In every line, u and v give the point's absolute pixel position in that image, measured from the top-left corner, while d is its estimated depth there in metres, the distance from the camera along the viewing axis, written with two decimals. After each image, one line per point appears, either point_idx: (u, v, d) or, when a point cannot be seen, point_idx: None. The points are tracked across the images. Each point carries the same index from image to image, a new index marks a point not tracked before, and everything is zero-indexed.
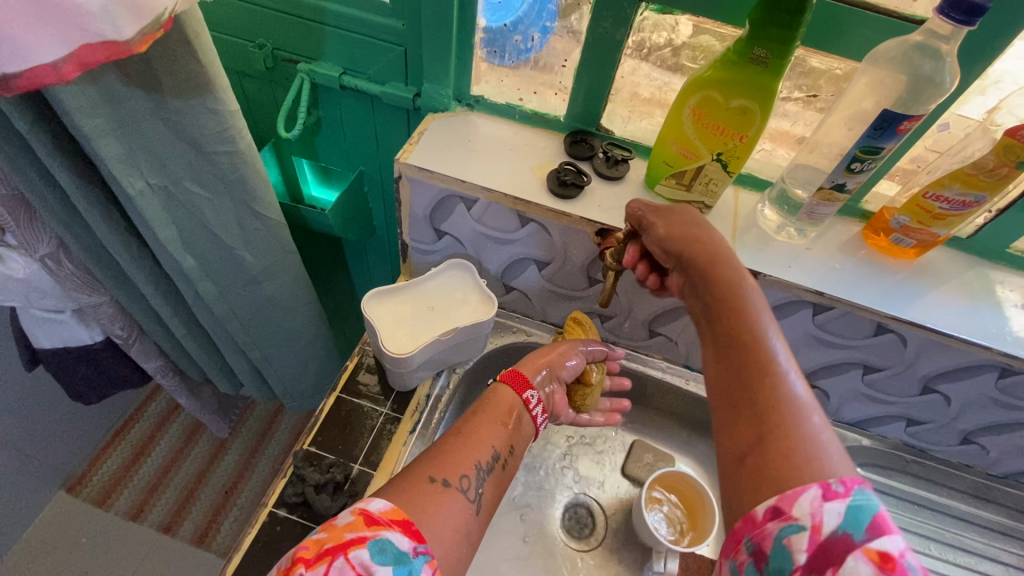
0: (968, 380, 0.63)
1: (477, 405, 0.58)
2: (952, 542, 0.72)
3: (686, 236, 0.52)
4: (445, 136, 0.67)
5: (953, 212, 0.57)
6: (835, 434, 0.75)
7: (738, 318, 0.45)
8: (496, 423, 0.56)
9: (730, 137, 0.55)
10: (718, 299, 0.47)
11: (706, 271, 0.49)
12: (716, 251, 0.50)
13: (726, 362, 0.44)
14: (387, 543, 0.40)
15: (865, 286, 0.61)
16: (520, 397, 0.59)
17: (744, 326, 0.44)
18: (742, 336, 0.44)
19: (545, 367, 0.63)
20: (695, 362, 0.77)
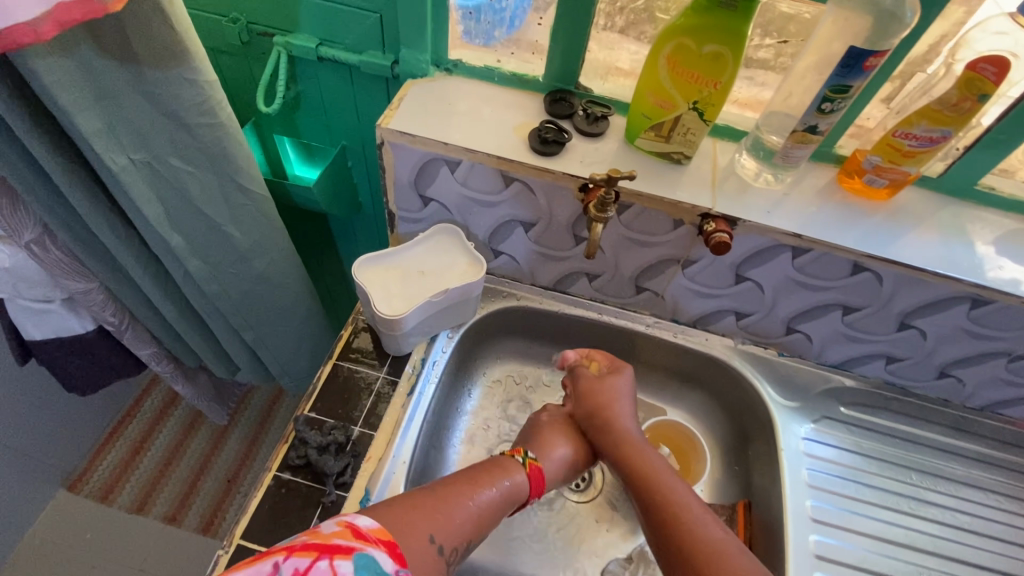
0: (943, 313, 0.65)
1: (474, 467, 0.61)
2: (932, 472, 0.74)
3: (604, 425, 0.69)
4: (425, 101, 0.68)
5: (922, 149, 0.59)
6: (819, 377, 0.77)
7: (657, 493, 0.62)
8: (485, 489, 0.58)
9: (705, 84, 0.56)
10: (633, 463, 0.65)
11: (620, 451, 0.67)
12: (619, 434, 0.68)
13: (658, 528, 0.60)
14: (372, 557, 0.42)
15: (840, 227, 0.63)
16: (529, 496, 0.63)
17: (652, 477, 0.63)
18: (661, 505, 0.61)
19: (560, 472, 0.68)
20: (683, 316, 0.79)
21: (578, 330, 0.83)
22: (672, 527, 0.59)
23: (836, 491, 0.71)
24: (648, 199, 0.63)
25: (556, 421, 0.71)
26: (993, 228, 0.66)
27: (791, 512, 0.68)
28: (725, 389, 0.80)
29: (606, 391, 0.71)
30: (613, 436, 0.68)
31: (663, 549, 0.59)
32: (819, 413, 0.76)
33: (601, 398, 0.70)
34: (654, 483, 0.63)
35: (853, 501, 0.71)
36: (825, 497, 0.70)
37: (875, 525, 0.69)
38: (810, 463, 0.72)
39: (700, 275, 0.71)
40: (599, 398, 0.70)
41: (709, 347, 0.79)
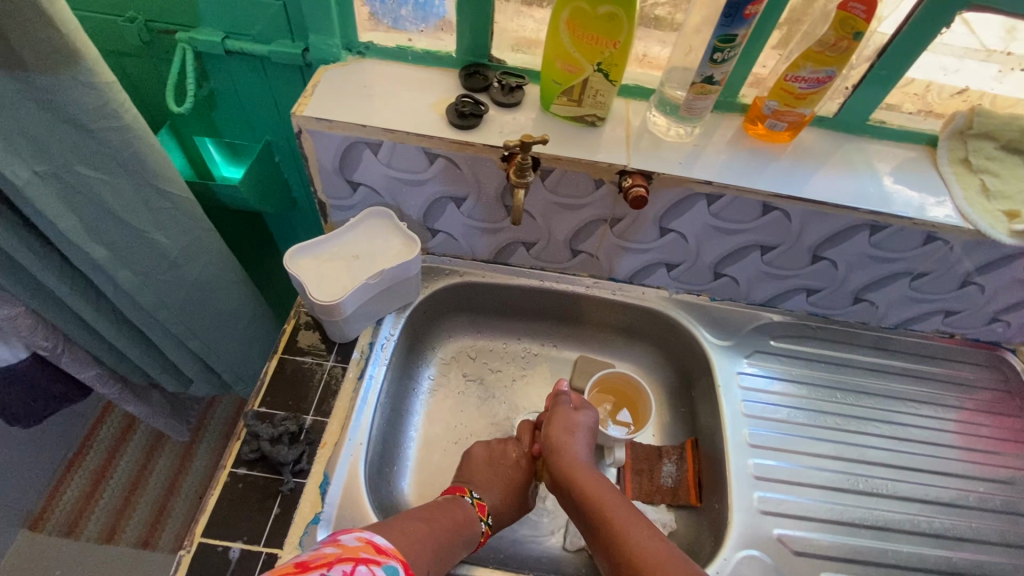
0: (848, 242, 0.70)
1: (434, 513, 0.62)
2: (858, 389, 0.81)
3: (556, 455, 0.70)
4: (340, 86, 0.68)
5: (811, 91, 0.63)
6: (748, 316, 0.83)
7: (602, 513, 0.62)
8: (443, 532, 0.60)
9: (605, 45, 0.58)
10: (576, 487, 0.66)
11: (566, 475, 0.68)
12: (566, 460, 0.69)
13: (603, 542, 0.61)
14: (394, 569, 0.49)
15: (748, 172, 0.67)
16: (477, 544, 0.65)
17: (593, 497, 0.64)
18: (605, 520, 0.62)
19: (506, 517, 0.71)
20: (619, 274, 0.82)
21: (523, 299, 0.86)
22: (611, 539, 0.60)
23: (772, 416, 0.76)
24: (567, 162, 0.65)
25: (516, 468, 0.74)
26: (886, 158, 0.72)
27: (732, 440, 0.73)
28: (667, 338, 0.85)
29: (561, 424, 0.73)
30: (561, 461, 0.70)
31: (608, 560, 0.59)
32: (751, 348, 0.81)
33: (553, 431, 0.72)
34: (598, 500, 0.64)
35: (788, 424, 0.76)
36: (763, 422, 0.76)
37: (809, 443, 0.75)
38: (748, 394, 0.78)
39: (628, 232, 0.74)
40: (553, 430, 0.72)
41: (645, 301, 0.83)
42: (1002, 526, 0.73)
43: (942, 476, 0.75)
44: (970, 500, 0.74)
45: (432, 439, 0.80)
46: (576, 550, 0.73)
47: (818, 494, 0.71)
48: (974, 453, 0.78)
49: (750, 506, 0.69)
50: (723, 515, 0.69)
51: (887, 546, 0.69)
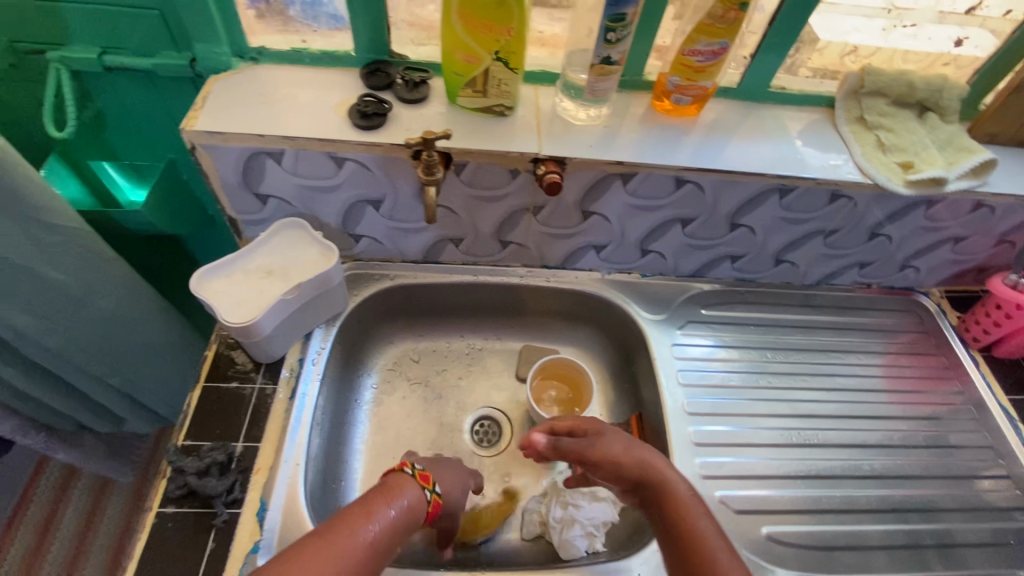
0: (760, 208, 0.73)
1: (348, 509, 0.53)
2: (787, 347, 0.84)
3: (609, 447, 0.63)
4: (233, 95, 0.64)
5: (709, 63, 0.64)
6: (678, 288, 0.85)
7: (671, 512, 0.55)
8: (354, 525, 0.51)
9: (500, 33, 0.58)
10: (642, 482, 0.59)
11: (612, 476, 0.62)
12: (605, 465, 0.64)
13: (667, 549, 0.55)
14: None
15: (658, 148, 0.68)
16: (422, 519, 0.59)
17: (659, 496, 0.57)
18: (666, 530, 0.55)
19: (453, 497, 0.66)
20: (551, 260, 0.82)
21: (461, 295, 0.85)
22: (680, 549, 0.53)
23: (707, 381, 0.79)
24: (478, 154, 0.64)
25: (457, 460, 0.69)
26: (789, 123, 0.74)
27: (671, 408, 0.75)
28: (605, 318, 0.86)
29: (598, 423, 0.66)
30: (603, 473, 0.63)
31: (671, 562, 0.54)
32: (684, 319, 0.83)
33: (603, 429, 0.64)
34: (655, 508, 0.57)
35: (723, 387, 0.79)
36: (699, 388, 0.78)
37: (744, 404, 0.78)
38: (686, 362, 0.80)
39: (552, 218, 0.74)
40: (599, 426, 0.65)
41: (579, 284, 0.84)
42: (925, 459, 0.77)
43: (868, 419, 0.80)
44: (895, 439, 0.78)
45: (380, 448, 0.79)
46: (533, 539, 0.73)
47: (755, 452, 0.74)
48: (895, 394, 0.82)
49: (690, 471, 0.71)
50: None
51: (824, 493, 0.73)
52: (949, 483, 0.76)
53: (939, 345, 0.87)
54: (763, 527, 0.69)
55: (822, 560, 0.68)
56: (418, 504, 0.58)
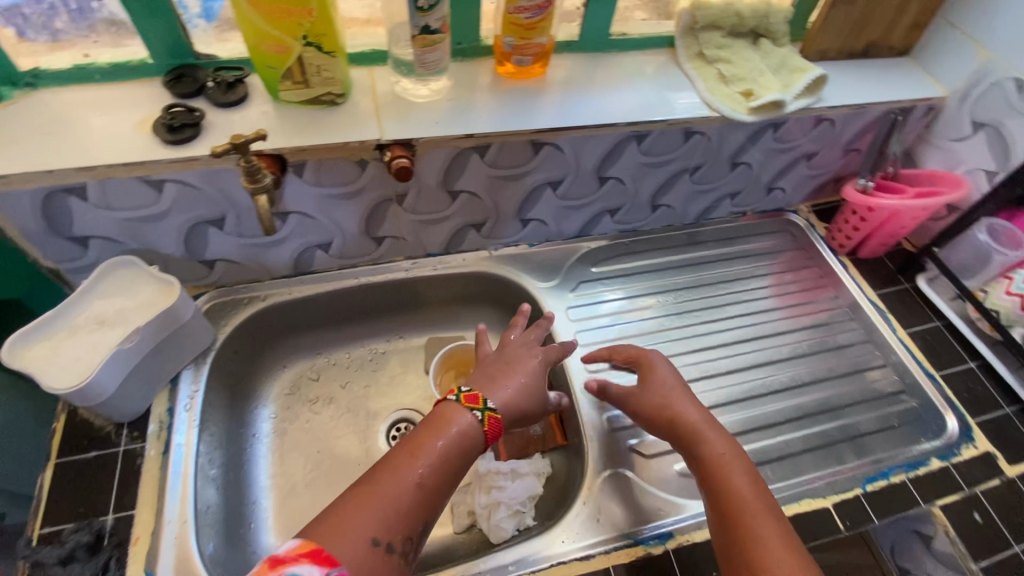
0: (623, 157, 0.73)
1: (417, 441, 0.52)
2: (681, 288, 0.87)
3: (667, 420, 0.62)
4: (9, 131, 0.55)
5: (538, 19, 0.63)
6: (566, 251, 0.85)
7: (735, 508, 0.53)
8: (409, 463, 0.51)
9: (301, 16, 0.53)
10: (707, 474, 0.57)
11: (685, 433, 0.60)
12: (698, 409, 0.62)
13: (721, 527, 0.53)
14: None
15: (508, 113, 0.66)
16: (484, 443, 0.56)
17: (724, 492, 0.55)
18: (733, 509, 0.53)
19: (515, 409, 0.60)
20: (433, 247, 0.79)
21: (350, 302, 0.80)
22: (740, 534, 0.51)
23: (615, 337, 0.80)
24: (314, 151, 0.59)
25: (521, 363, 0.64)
26: (634, 69, 0.74)
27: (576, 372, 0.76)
28: (502, 295, 0.85)
29: (665, 390, 0.64)
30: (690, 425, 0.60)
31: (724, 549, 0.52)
32: (576, 281, 0.83)
33: (671, 400, 0.63)
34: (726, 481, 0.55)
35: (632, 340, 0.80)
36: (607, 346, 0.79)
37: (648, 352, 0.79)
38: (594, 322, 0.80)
39: (418, 205, 0.71)
40: (668, 395, 0.63)
41: (468, 266, 0.81)
42: (819, 364, 0.82)
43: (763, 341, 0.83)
44: (788, 352, 0.83)
45: (289, 478, 0.74)
46: (466, 531, 0.72)
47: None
48: (783, 311, 0.87)
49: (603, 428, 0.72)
50: (582, 446, 0.71)
51: (732, 418, 0.75)
52: (843, 380, 0.80)
53: (813, 257, 0.92)
54: (675, 465, 0.69)
55: None
56: (472, 432, 0.55)
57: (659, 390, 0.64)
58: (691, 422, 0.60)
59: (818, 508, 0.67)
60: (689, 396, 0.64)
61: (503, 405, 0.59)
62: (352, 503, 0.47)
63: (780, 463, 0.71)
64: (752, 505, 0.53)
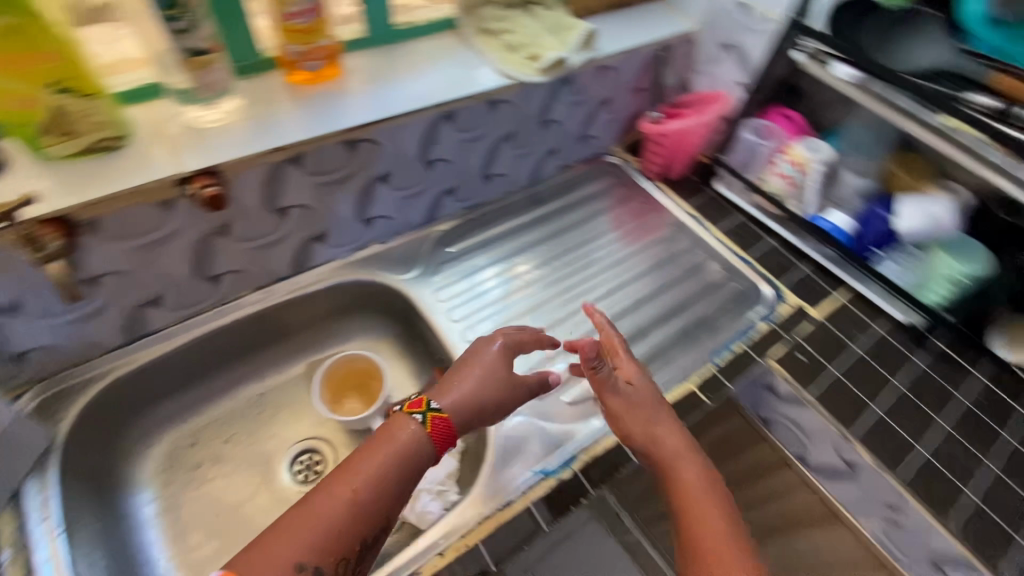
0: (441, 138, 0.76)
1: (359, 455, 0.52)
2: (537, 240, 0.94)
3: (647, 442, 0.61)
4: None
5: (313, 21, 0.64)
6: (420, 240, 0.87)
7: (698, 532, 0.52)
8: (347, 482, 0.50)
9: (41, 61, 0.50)
10: (676, 492, 0.56)
11: (662, 458, 0.59)
12: (684, 436, 0.60)
13: (684, 537, 0.53)
14: None
15: (312, 120, 0.65)
16: (435, 451, 0.56)
17: (691, 512, 0.54)
18: (701, 525, 0.53)
19: (470, 407, 0.60)
20: (282, 271, 0.77)
21: (211, 352, 0.76)
22: (700, 561, 0.50)
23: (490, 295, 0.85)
24: (106, 203, 0.55)
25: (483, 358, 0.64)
26: (426, 53, 0.77)
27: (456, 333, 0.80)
28: (369, 299, 0.85)
29: (646, 412, 0.63)
30: (669, 441, 0.60)
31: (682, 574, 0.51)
32: (436, 265, 0.86)
33: (649, 424, 0.62)
34: (701, 501, 0.55)
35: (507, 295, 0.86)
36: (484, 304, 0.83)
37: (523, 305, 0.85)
38: (470, 287, 0.85)
39: (249, 232, 0.68)
40: (647, 417, 0.62)
41: (325, 280, 0.80)
42: (661, 275, 0.93)
43: (615, 268, 0.93)
44: (636, 271, 0.93)
45: (193, 552, 0.69)
46: (396, 531, 0.72)
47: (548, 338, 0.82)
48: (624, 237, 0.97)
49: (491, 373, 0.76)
50: None
51: None
52: (684, 281, 0.92)
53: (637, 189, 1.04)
54: (564, 398, 0.77)
55: None
56: (415, 440, 0.54)
57: (642, 410, 0.63)
58: (679, 445, 0.60)
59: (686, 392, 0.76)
60: (669, 417, 0.63)
61: (455, 407, 0.59)
62: (287, 526, 0.47)
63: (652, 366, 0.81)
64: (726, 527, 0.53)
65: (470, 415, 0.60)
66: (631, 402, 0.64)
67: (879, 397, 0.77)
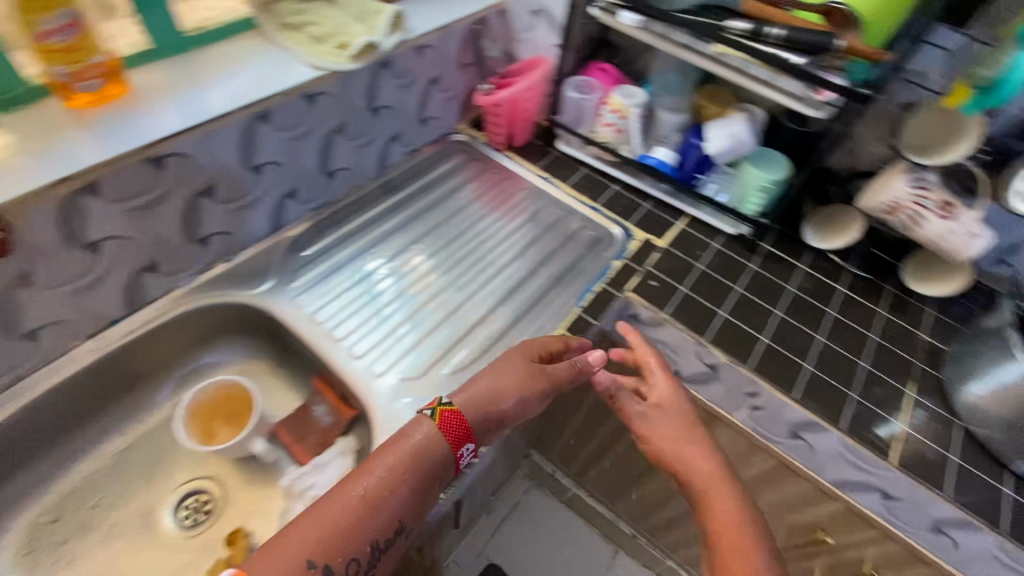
0: (261, 142, 0.73)
1: (381, 459, 0.60)
2: (411, 230, 0.94)
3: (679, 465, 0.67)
4: None
5: (75, 38, 0.60)
6: (270, 250, 0.83)
7: (728, 547, 0.60)
8: (364, 485, 0.58)
9: None
10: (706, 510, 0.63)
11: (695, 481, 0.65)
12: (712, 461, 0.65)
13: (716, 555, 0.61)
14: None
15: (102, 143, 0.61)
16: (452, 454, 0.63)
17: (721, 529, 0.61)
18: (726, 545, 0.60)
19: (489, 412, 0.66)
20: (117, 311, 0.71)
21: (51, 417, 0.69)
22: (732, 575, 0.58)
23: (389, 314, 0.83)
24: None
25: (511, 360, 0.70)
26: (225, 58, 0.75)
27: (352, 361, 0.78)
28: (225, 322, 0.82)
29: (683, 431, 0.68)
30: (699, 463, 0.66)
31: None
32: (291, 273, 0.85)
33: (686, 445, 0.67)
34: (732, 536, 0.61)
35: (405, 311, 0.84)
36: (383, 325, 0.82)
37: (424, 319, 0.83)
38: (367, 309, 0.83)
39: (58, 276, 0.62)
40: (684, 436, 0.68)
41: (167, 311, 0.75)
42: (517, 236, 0.96)
43: (472, 237, 0.95)
44: (493, 236, 0.96)
45: None
46: None
47: (421, 315, 0.84)
48: (475, 207, 1.00)
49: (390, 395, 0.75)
50: (362, 405, 0.75)
51: (477, 309, 0.85)
52: (539, 237, 0.97)
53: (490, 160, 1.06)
54: (443, 369, 0.78)
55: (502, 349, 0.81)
56: (421, 447, 0.61)
57: (682, 431, 0.68)
58: (714, 471, 0.65)
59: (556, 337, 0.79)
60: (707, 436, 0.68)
61: (470, 410, 0.65)
62: (311, 518, 0.56)
63: (523, 322, 0.84)
64: (748, 551, 0.59)
65: (486, 410, 0.66)
66: (669, 425, 0.69)
67: (725, 303, 0.87)
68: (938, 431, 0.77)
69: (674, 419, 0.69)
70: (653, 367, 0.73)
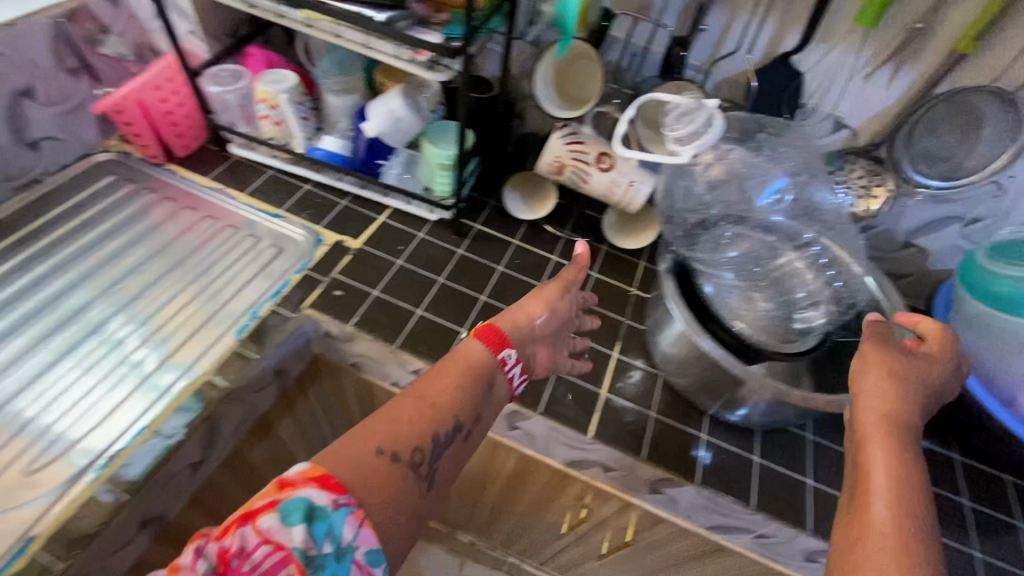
0: None
1: (444, 365, 0.59)
2: (177, 275, 0.79)
3: (886, 402, 0.52)
4: None
5: None
6: None
7: (877, 492, 0.46)
8: (435, 387, 0.57)
9: None
10: (896, 452, 0.49)
11: (894, 423, 0.51)
12: (911, 420, 0.51)
13: (857, 481, 0.48)
14: (304, 500, 0.44)
15: None
16: (495, 356, 0.62)
17: (895, 479, 0.47)
18: (873, 477, 0.47)
19: (518, 326, 0.67)
20: None
21: None
22: (863, 510, 0.46)
23: (128, 394, 0.68)
24: None
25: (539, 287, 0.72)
26: None
27: (57, 457, 0.63)
28: None
29: (909, 373, 0.54)
30: (875, 404, 0.52)
31: (846, 515, 0.47)
32: None
33: (908, 396, 0.53)
34: (891, 494, 0.46)
35: (151, 391, 0.68)
36: (117, 407, 0.67)
37: (168, 400, 0.66)
38: (108, 392, 0.68)
39: None
40: (905, 378, 0.54)
41: None
42: (176, 255, 0.81)
43: (186, 275, 0.80)
44: (145, 262, 0.80)
45: None
46: None
47: (52, 372, 0.69)
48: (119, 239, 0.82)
49: (55, 496, 0.59)
50: None
51: (124, 353, 0.72)
52: (200, 255, 0.81)
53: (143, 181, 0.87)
54: (71, 441, 0.64)
55: (148, 398, 0.68)
56: (479, 359, 0.61)
57: (904, 373, 0.54)
58: (892, 414, 0.51)
59: (198, 387, 0.67)
60: (924, 386, 0.55)
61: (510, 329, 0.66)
62: (399, 403, 0.55)
63: (175, 361, 0.72)
64: (902, 483, 0.46)
65: (519, 330, 0.66)
66: (904, 364, 0.55)
67: (425, 298, 0.79)
68: (642, 391, 0.75)
69: (914, 363, 0.56)
70: (935, 343, 0.57)
